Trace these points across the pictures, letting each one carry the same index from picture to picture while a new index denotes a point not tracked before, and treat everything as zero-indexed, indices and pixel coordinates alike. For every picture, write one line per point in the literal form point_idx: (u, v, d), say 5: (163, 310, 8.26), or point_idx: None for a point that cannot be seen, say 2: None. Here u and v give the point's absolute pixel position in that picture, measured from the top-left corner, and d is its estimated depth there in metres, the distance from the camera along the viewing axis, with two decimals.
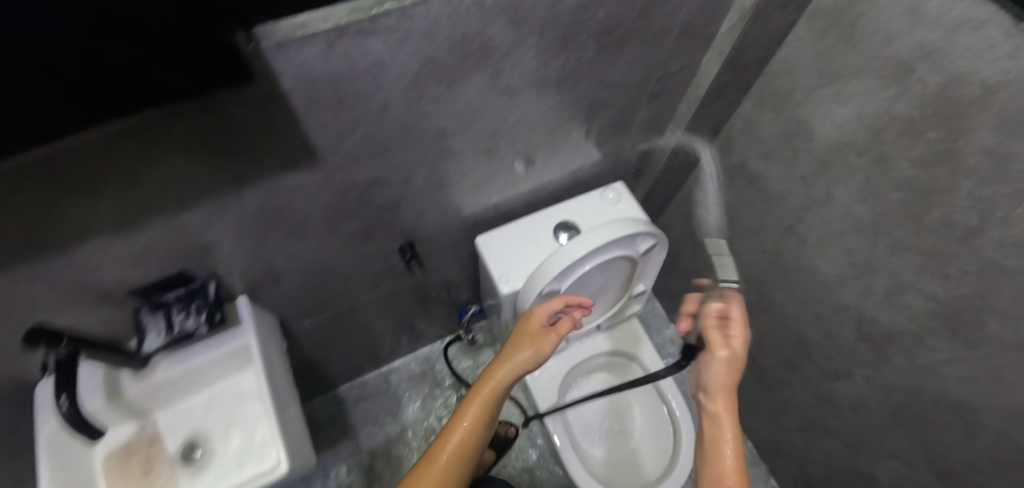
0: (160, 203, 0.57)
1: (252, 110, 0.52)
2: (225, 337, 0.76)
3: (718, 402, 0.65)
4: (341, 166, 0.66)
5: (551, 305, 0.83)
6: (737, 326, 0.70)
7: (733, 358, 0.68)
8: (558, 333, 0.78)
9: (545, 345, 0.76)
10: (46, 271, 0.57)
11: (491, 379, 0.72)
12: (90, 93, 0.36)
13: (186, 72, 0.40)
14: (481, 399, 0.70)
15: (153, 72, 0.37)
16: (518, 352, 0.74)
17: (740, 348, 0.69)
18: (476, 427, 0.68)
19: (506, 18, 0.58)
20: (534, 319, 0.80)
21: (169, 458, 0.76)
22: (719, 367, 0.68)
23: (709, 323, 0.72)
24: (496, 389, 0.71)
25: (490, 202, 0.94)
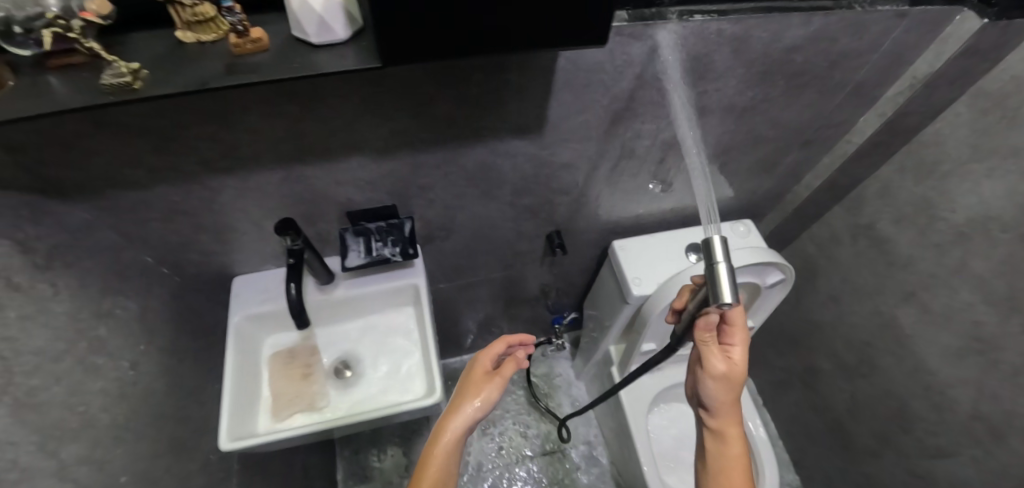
0: (417, 140, 0.68)
1: (525, 76, 0.63)
2: (400, 274, 0.85)
3: (728, 429, 0.67)
4: (552, 143, 0.76)
5: (493, 349, 0.79)
6: (735, 335, 0.66)
7: (732, 370, 0.66)
8: (504, 377, 0.74)
9: (491, 393, 0.71)
10: (313, 172, 0.69)
11: (445, 434, 0.67)
12: (468, 25, 0.44)
13: (542, 29, 0.46)
14: (436, 463, 0.65)
15: (520, 21, 0.45)
16: (464, 405, 0.69)
17: (740, 357, 0.66)
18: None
19: (732, 47, 0.69)
20: (477, 364, 0.76)
21: (323, 369, 0.84)
22: (718, 383, 0.66)
23: (702, 333, 0.68)
24: (445, 454, 0.66)
25: (634, 212, 1.02)
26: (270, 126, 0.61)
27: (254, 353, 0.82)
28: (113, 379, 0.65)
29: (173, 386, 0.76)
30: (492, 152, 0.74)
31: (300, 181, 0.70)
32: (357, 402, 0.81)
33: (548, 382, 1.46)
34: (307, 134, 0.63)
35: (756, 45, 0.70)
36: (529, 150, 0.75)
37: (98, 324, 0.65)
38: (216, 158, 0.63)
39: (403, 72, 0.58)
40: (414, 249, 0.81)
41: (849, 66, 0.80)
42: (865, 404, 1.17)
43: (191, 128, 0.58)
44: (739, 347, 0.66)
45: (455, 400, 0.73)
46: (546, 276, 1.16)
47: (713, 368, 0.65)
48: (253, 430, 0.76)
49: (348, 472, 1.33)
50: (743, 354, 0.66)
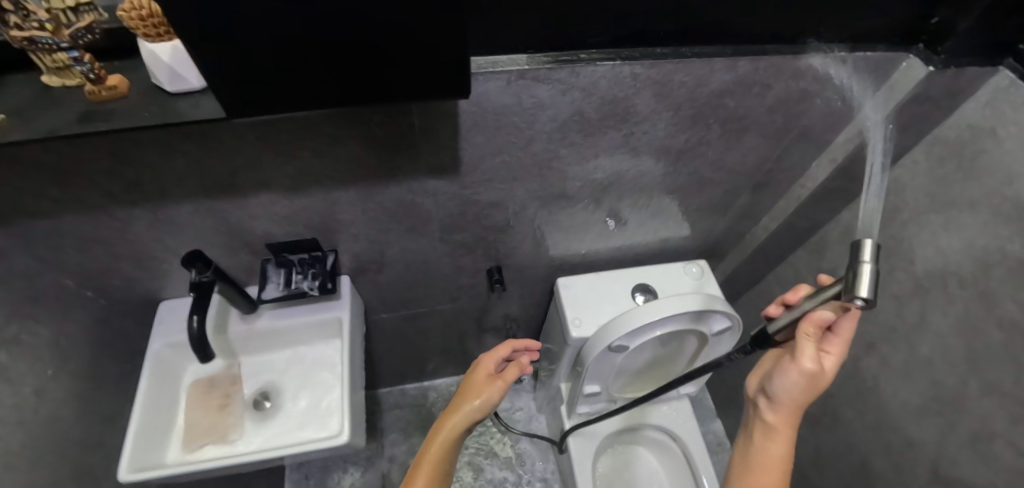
0: (325, 179, 0.68)
1: (427, 120, 0.62)
2: (324, 308, 0.84)
3: (777, 425, 0.62)
4: (473, 183, 0.74)
5: (498, 353, 0.82)
6: (837, 343, 0.59)
7: (822, 375, 0.58)
8: (507, 380, 0.78)
9: (491, 394, 0.74)
10: (222, 206, 0.69)
11: (443, 432, 0.72)
12: (317, 76, 0.45)
13: (397, 76, 0.47)
14: (432, 460, 0.69)
15: (371, 70, 0.46)
16: (465, 405, 0.73)
17: (831, 367, 0.59)
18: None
19: (653, 91, 0.67)
20: (481, 369, 0.79)
21: (242, 400, 0.84)
22: (800, 387, 0.58)
23: (806, 329, 0.56)
24: (439, 453, 0.70)
25: (581, 249, 1.00)
26: (168, 165, 0.61)
27: (172, 381, 0.82)
28: (16, 405, 0.65)
29: (85, 412, 0.76)
30: (408, 190, 0.73)
31: (212, 213, 0.70)
32: (270, 437, 0.80)
33: (506, 418, 1.42)
34: (208, 171, 0.63)
35: (680, 90, 0.68)
36: (449, 189, 0.74)
37: (1, 350, 0.62)
38: (120, 192, 0.63)
39: (295, 117, 0.57)
40: (332, 284, 0.81)
41: (791, 110, 0.77)
42: (829, 458, 1.10)
43: (89, 166, 0.59)
44: (835, 358, 0.59)
45: (456, 400, 0.77)
46: (496, 310, 1.14)
47: (802, 368, 0.56)
48: (161, 459, 0.76)
49: None
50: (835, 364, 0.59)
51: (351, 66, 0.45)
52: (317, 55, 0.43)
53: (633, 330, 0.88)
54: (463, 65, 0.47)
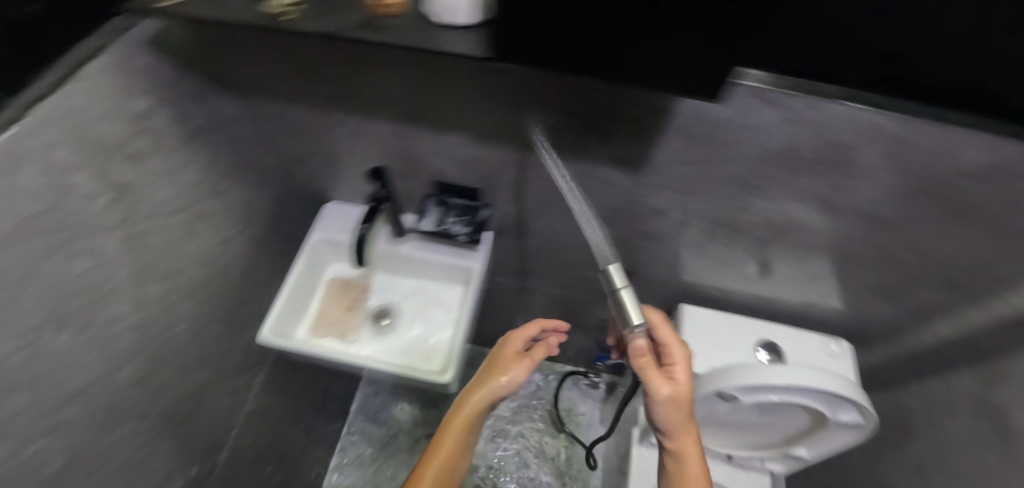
0: (516, 137, 0.70)
1: (639, 110, 0.62)
2: (461, 253, 0.88)
3: (685, 444, 0.65)
4: (648, 183, 0.73)
5: (527, 330, 0.80)
6: (671, 349, 0.64)
7: (678, 390, 0.62)
8: (533, 360, 0.76)
9: (517, 375, 0.75)
10: (417, 135, 0.74)
11: (467, 406, 0.74)
12: (597, 45, 0.46)
13: (664, 68, 0.47)
14: (455, 429, 0.73)
15: (647, 55, 0.46)
16: (490, 382, 0.74)
17: (683, 377, 0.63)
18: (446, 467, 0.72)
19: (884, 148, 0.61)
20: (509, 344, 0.78)
21: (366, 309, 0.91)
22: (669, 405, 0.62)
23: (642, 362, 0.61)
24: (463, 424, 0.73)
25: (717, 283, 0.95)
26: (389, 85, 0.67)
27: (318, 271, 0.91)
28: (205, 245, 0.77)
29: (249, 270, 0.87)
30: (584, 170, 0.73)
31: (404, 137, 0.76)
32: (381, 350, 0.87)
33: (568, 416, 1.41)
34: (420, 100, 0.68)
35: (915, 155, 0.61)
36: (621, 181, 0.74)
37: (210, 199, 0.77)
38: (342, 97, 0.71)
39: (520, 71, 0.60)
40: (479, 237, 0.84)
41: None
42: None
43: (327, 70, 0.67)
44: (682, 367, 0.64)
45: (482, 373, 0.78)
46: (604, 311, 1.13)
47: (658, 397, 0.61)
48: (292, 334, 0.85)
49: (361, 410, 1.42)
50: (688, 378, 0.64)
51: (613, 35, 0.45)
52: (614, 27, 0.44)
53: (750, 385, 0.82)
54: (722, 64, 0.45)
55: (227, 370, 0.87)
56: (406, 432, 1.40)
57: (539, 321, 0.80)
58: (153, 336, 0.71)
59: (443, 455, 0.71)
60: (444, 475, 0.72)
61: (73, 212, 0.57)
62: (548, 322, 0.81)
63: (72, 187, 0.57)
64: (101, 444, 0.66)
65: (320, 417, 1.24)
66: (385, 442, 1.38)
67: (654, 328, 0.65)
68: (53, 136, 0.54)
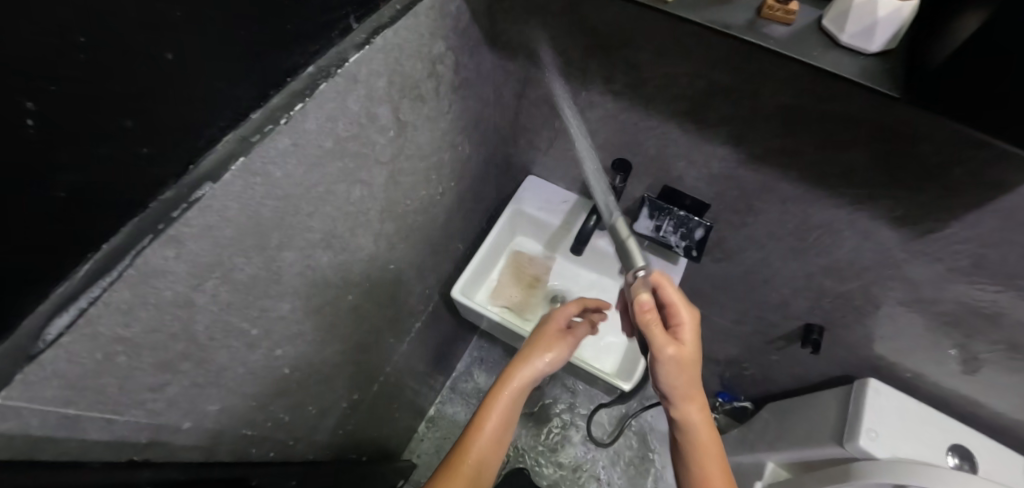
0: (795, 167, 0.65)
1: (975, 180, 0.55)
2: (658, 263, 0.85)
3: (688, 407, 0.59)
4: (920, 252, 0.66)
5: (567, 308, 0.78)
6: (678, 311, 0.58)
7: (683, 349, 0.56)
8: (575, 338, 0.73)
9: (561, 351, 0.71)
10: (678, 136, 0.70)
11: (512, 383, 0.68)
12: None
13: None
14: (499, 405, 0.67)
15: None
16: (534, 359, 0.70)
17: (689, 338, 0.57)
18: (492, 444, 0.66)
19: None
20: (550, 320, 0.76)
21: (544, 290, 0.90)
22: (675, 366, 0.56)
23: (644, 315, 0.55)
24: (510, 399, 0.68)
25: (918, 368, 0.87)
26: (683, 84, 0.63)
27: (505, 240, 0.91)
28: (429, 193, 0.78)
29: (446, 221, 0.88)
30: (850, 220, 0.67)
31: (659, 136, 0.72)
32: None
33: (662, 441, 1.36)
34: (708, 107, 0.64)
35: None
36: (889, 243, 0.67)
37: (446, 150, 0.77)
38: (618, 80, 0.67)
39: (857, 107, 0.54)
40: (697, 254, 0.79)
41: None
42: None
43: (623, 53, 0.63)
44: (688, 327, 0.58)
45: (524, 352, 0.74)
46: (758, 355, 1.07)
47: (661, 356, 0.55)
48: (474, 295, 0.86)
49: (464, 368, 1.44)
50: (693, 331, 0.58)
51: None
52: None
53: None
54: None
55: (402, 312, 0.89)
56: None
57: (580, 301, 0.79)
58: (374, 268, 0.73)
59: (487, 428, 0.65)
60: (491, 452, 0.65)
61: (369, 142, 0.58)
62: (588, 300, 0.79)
63: (376, 117, 0.57)
64: (311, 359, 0.69)
65: (435, 368, 1.27)
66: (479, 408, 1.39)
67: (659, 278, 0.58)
68: (379, 68, 0.54)
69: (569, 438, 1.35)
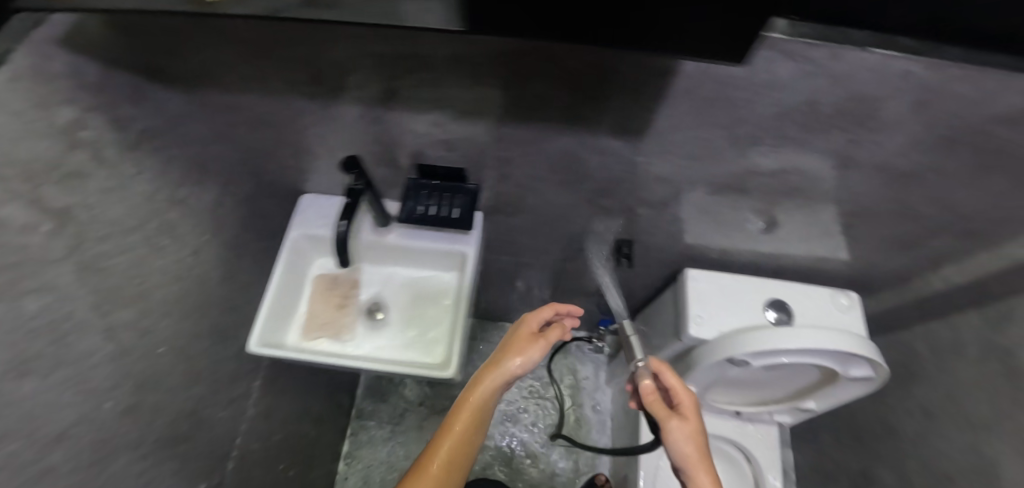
0: (501, 112, 0.63)
1: (639, 76, 0.55)
2: (451, 239, 0.83)
3: (700, 476, 0.60)
4: (652, 151, 0.66)
5: (543, 312, 0.75)
6: (681, 395, 0.65)
7: (687, 421, 0.63)
8: (547, 340, 0.71)
9: (532, 355, 0.69)
10: (392, 115, 0.67)
11: (480, 386, 0.70)
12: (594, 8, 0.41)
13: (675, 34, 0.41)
14: (467, 410, 0.69)
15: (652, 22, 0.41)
16: (504, 363, 0.69)
17: (688, 403, 0.65)
18: (460, 445, 0.69)
19: (914, 98, 0.55)
20: (522, 325, 0.73)
21: (358, 305, 0.86)
22: (682, 436, 0.61)
23: (653, 405, 0.64)
24: (479, 404, 0.70)
25: (724, 244, 0.91)
26: (354, 62, 0.59)
27: (301, 270, 0.85)
28: (173, 261, 0.70)
29: (226, 278, 0.81)
30: (580, 143, 0.66)
31: (377, 120, 0.68)
32: (377, 348, 0.82)
33: (573, 383, 1.41)
34: (393, 79, 0.60)
35: (948, 104, 0.55)
36: (622, 151, 0.67)
37: (168, 210, 0.69)
38: (301, 83, 0.63)
39: (502, 45, 0.52)
40: (446, 213, 0.79)
41: None
42: None
43: (284, 51, 0.58)
44: (687, 403, 0.65)
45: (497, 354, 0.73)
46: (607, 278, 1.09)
47: (671, 432, 0.62)
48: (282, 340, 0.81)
49: (368, 391, 1.40)
50: (692, 408, 0.65)
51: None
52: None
53: (762, 351, 0.82)
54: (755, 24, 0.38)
55: (220, 383, 0.82)
56: (413, 411, 1.38)
57: (555, 304, 0.78)
58: (134, 362, 0.65)
59: (456, 432, 0.69)
60: (460, 455, 0.69)
61: (14, 248, 0.49)
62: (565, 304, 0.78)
63: (3, 220, 0.48)
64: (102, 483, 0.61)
65: (326, 407, 1.22)
66: (395, 424, 1.36)
67: (656, 365, 0.68)
68: None
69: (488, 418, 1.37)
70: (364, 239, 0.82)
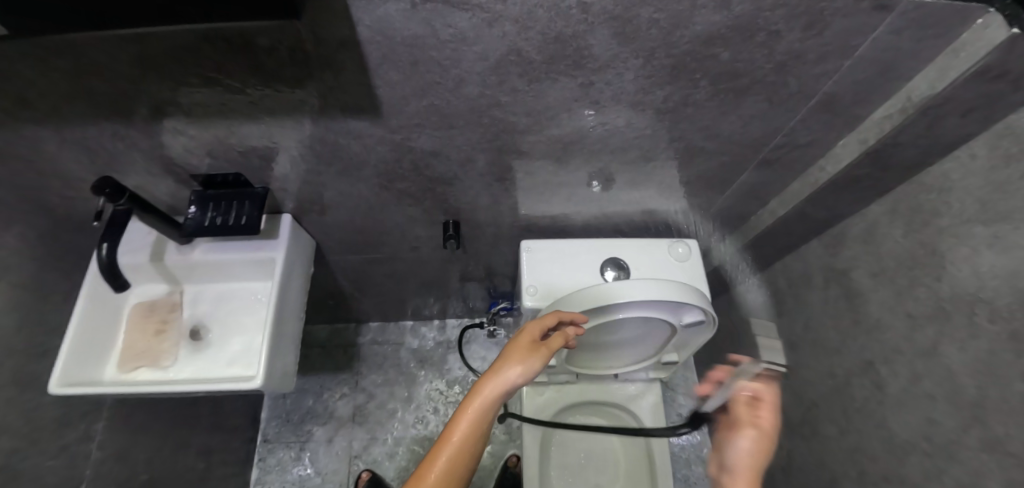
0: (229, 108, 0.61)
1: (329, 50, 0.52)
2: (259, 247, 0.81)
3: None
4: (402, 126, 0.64)
5: (543, 321, 0.73)
6: (766, 409, 0.64)
7: (763, 432, 0.63)
8: (550, 350, 0.69)
9: (538, 362, 0.67)
10: (129, 128, 0.64)
11: (482, 393, 0.63)
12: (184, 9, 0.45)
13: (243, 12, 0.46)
14: (468, 420, 0.62)
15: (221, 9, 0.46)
16: (507, 368, 0.65)
17: (772, 424, 0.63)
18: (459, 454, 0.61)
19: (613, 30, 0.52)
20: (524, 333, 0.71)
21: (180, 328, 0.84)
22: (750, 445, 0.62)
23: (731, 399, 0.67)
24: (478, 414, 0.62)
25: (551, 210, 0.90)
26: (47, 82, 0.56)
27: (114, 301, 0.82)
28: None
29: (27, 321, 0.78)
30: (327, 129, 0.64)
31: (123, 134, 0.65)
32: (200, 368, 0.81)
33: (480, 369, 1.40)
34: (97, 88, 0.57)
35: (650, 32, 0.53)
36: (373, 131, 0.65)
37: None
38: (11, 108, 0.60)
39: (172, 38, 0.50)
40: (241, 219, 0.76)
41: (804, 73, 0.61)
42: (798, 470, 0.97)
43: None
44: (769, 413, 0.64)
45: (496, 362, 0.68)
46: (466, 260, 1.08)
47: (742, 435, 0.63)
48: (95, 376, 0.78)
49: (273, 413, 1.37)
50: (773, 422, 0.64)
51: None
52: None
53: (592, 310, 0.81)
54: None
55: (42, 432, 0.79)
56: (323, 425, 1.35)
57: (555, 313, 0.77)
58: None
59: (456, 444, 0.60)
60: (456, 468, 0.61)
61: None
62: (565, 312, 0.77)
63: None
64: None
65: (218, 436, 1.19)
66: (303, 442, 1.34)
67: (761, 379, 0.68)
68: None
69: (401, 416, 1.36)
70: (169, 260, 0.80)
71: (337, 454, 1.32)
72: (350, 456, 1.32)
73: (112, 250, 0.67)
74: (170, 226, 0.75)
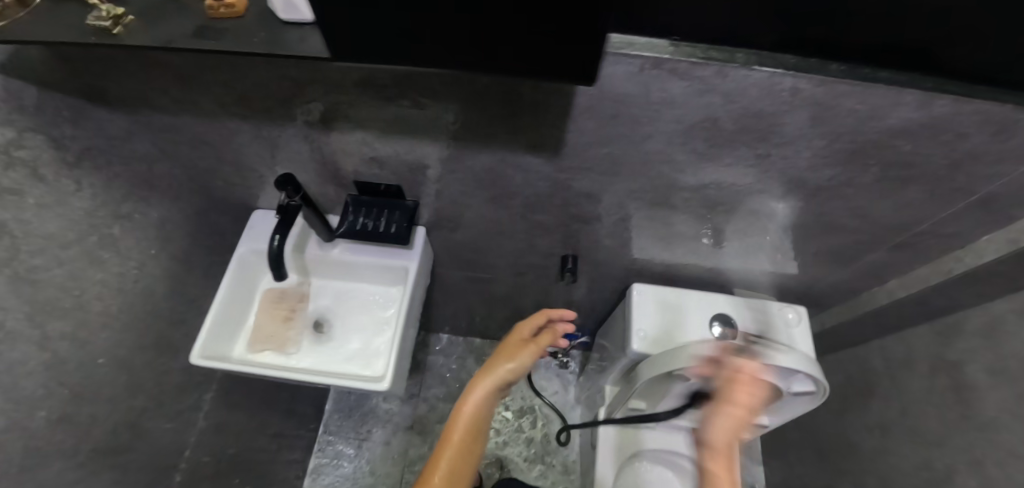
0: (417, 129, 0.66)
1: (539, 95, 0.56)
2: (393, 254, 0.85)
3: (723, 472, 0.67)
4: (571, 167, 0.68)
5: (532, 321, 0.83)
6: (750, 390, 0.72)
7: (737, 410, 0.72)
8: (538, 345, 0.79)
9: (524, 357, 0.76)
10: (320, 135, 0.70)
11: (473, 391, 0.72)
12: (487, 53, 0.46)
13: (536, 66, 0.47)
14: (464, 420, 0.69)
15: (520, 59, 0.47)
16: (498, 365, 0.74)
17: (747, 401, 0.72)
18: (463, 454, 0.68)
19: (811, 113, 0.55)
20: (514, 332, 0.81)
21: (305, 318, 0.88)
22: (730, 421, 0.71)
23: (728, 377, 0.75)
24: (473, 411, 0.71)
25: (668, 259, 0.92)
26: (274, 89, 0.62)
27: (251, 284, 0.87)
28: (114, 274, 0.72)
29: (174, 290, 0.84)
30: (500, 159, 0.68)
31: (313, 139, 0.71)
32: (321, 360, 0.84)
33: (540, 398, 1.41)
34: (311, 99, 0.63)
35: (843, 119, 0.56)
36: (541, 167, 0.69)
37: (112, 224, 0.71)
38: (229, 105, 0.66)
39: (400, 70, 0.56)
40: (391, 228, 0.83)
41: (975, 172, 0.62)
42: None
43: (210, 77, 0.61)
44: (745, 392, 0.73)
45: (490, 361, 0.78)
46: (563, 291, 1.11)
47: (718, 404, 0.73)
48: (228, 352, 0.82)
49: (337, 406, 1.41)
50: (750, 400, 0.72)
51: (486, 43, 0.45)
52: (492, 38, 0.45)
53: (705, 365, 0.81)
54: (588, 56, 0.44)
55: (166, 395, 0.83)
56: (383, 425, 1.38)
57: (543, 312, 0.86)
58: (70, 372, 0.66)
59: (457, 439, 0.68)
60: (460, 462, 0.68)
61: None
62: (555, 311, 0.86)
63: None
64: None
65: (290, 420, 1.23)
66: (361, 440, 1.36)
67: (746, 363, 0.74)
68: None
69: None
70: (310, 253, 0.85)
71: (392, 458, 1.35)
72: (404, 462, 1.34)
73: (279, 241, 0.72)
74: (323, 225, 0.80)
